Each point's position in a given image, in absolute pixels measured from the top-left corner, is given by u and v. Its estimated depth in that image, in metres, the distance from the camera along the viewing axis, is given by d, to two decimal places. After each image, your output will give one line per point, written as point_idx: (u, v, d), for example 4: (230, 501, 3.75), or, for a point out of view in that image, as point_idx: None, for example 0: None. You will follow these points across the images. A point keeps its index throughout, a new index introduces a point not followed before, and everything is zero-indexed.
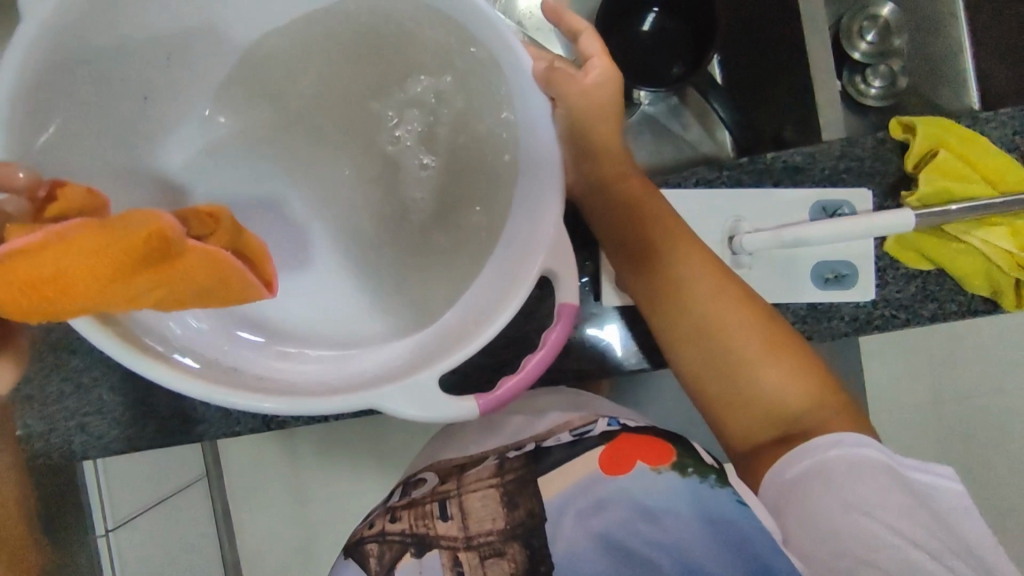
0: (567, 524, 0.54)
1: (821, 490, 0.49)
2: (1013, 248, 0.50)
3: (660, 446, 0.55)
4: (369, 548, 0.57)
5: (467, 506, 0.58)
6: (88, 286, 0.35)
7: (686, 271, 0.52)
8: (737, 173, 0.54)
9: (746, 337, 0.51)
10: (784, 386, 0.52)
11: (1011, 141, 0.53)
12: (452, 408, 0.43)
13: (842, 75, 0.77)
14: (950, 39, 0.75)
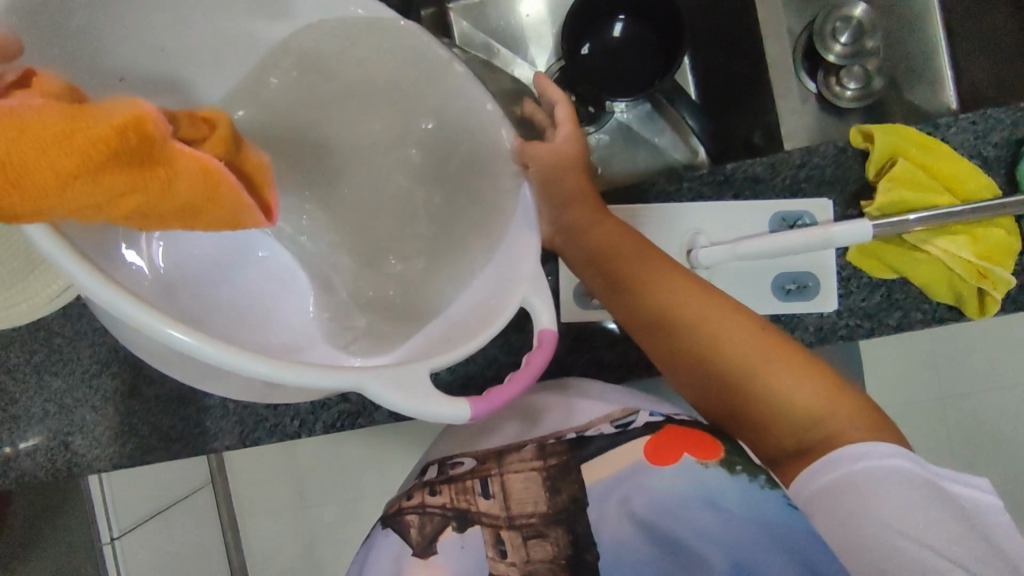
0: (610, 512, 0.50)
1: (852, 498, 0.49)
2: (974, 257, 0.50)
3: (709, 441, 0.50)
4: (407, 520, 0.52)
5: (509, 487, 0.53)
6: (47, 175, 0.32)
7: (672, 297, 0.51)
8: (697, 185, 0.54)
9: (749, 356, 0.50)
10: (792, 392, 0.51)
11: (973, 148, 0.52)
12: (439, 411, 0.38)
13: (818, 77, 0.77)
14: (925, 39, 0.75)
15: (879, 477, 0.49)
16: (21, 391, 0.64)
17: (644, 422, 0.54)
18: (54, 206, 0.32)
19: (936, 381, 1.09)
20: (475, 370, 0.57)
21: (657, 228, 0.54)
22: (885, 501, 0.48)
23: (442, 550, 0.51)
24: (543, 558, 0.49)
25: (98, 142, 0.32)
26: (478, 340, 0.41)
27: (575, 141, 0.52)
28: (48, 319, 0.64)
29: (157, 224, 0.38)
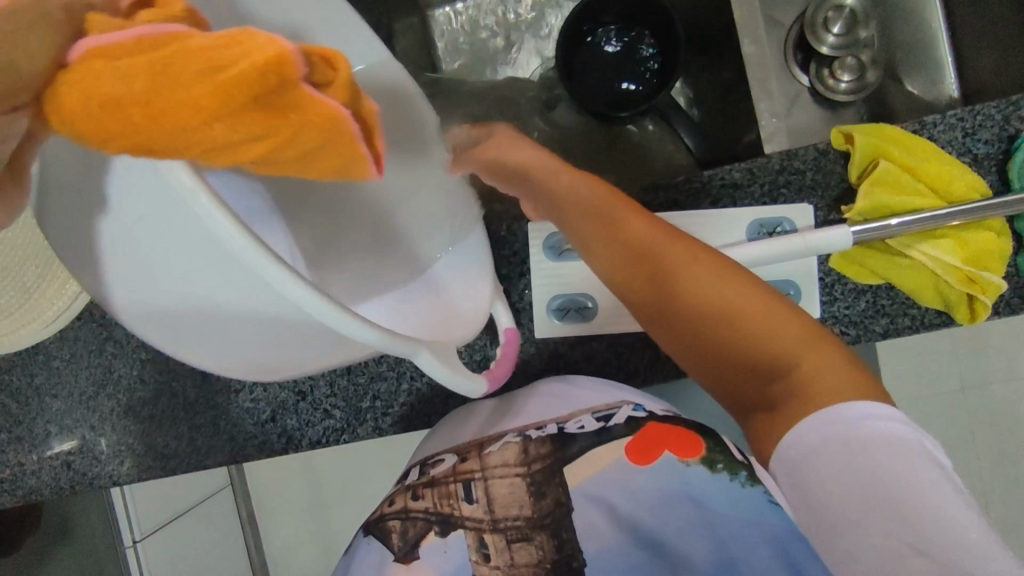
0: (596, 515, 0.47)
1: (828, 470, 0.42)
2: (960, 262, 0.48)
3: (687, 436, 0.49)
4: (391, 525, 0.50)
5: (493, 491, 0.49)
6: (181, 118, 0.25)
7: (636, 229, 0.45)
8: (673, 194, 0.52)
9: (758, 315, 0.44)
10: (787, 342, 0.43)
11: (960, 145, 0.50)
12: (471, 382, 0.39)
13: (811, 69, 0.74)
14: (921, 26, 0.72)
15: (864, 441, 0.41)
16: (23, 414, 0.66)
17: (626, 417, 0.50)
18: (189, 150, 0.27)
19: (957, 374, 1.05)
20: None
21: None
22: (881, 476, 0.40)
23: (425, 556, 0.47)
24: (528, 562, 0.46)
25: (229, 86, 0.25)
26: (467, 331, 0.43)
27: (500, 136, 0.54)
28: (45, 344, 0.66)
29: (283, 172, 0.30)
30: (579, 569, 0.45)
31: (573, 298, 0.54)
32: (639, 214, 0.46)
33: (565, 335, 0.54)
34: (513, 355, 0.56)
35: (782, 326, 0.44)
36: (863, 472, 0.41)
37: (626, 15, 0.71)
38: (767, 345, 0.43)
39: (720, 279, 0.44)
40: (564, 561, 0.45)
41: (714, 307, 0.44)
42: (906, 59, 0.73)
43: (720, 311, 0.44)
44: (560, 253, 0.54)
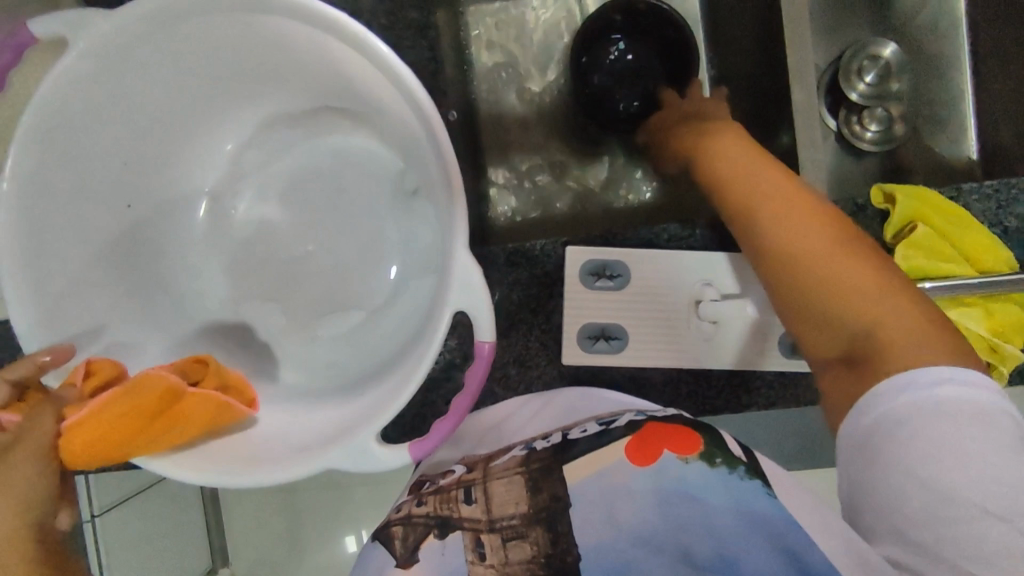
0: (598, 514, 0.41)
1: (888, 450, 0.39)
2: (985, 331, 0.49)
3: (686, 431, 0.42)
4: (393, 531, 0.45)
5: (492, 490, 0.44)
6: (138, 436, 0.41)
7: (754, 176, 0.50)
8: (712, 238, 0.54)
9: (878, 300, 0.42)
10: (861, 305, 0.42)
11: (994, 216, 0.51)
12: (382, 459, 0.45)
13: (840, 116, 0.74)
14: (948, 86, 0.74)
15: (922, 420, 0.38)
16: None
17: (627, 421, 0.45)
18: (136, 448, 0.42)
19: None
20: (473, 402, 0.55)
21: (666, 274, 0.53)
22: (945, 457, 0.37)
23: (425, 558, 0.42)
24: (523, 560, 0.40)
25: (152, 403, 0.42)
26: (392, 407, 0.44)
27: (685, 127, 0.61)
28: None
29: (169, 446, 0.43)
30: (573, 564, 0.38)
31: (604, 327, 0.54)
32: (773, 170, 0.50)
33: (590, 362, 0.54)
34: (533, 376, 0.55)
35: (864, 288, 0.43)
36: (943, 454, 0.37)
37: (636, 26, 0.69)
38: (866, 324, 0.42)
39: (807, 231, 0.46)
40: (558, 557, 0.39)
41: (831, 282, 0.43)
42: (932, 116, 0.74)
43: (836, 290, 0.43)
44: (595, 281, 0.53)
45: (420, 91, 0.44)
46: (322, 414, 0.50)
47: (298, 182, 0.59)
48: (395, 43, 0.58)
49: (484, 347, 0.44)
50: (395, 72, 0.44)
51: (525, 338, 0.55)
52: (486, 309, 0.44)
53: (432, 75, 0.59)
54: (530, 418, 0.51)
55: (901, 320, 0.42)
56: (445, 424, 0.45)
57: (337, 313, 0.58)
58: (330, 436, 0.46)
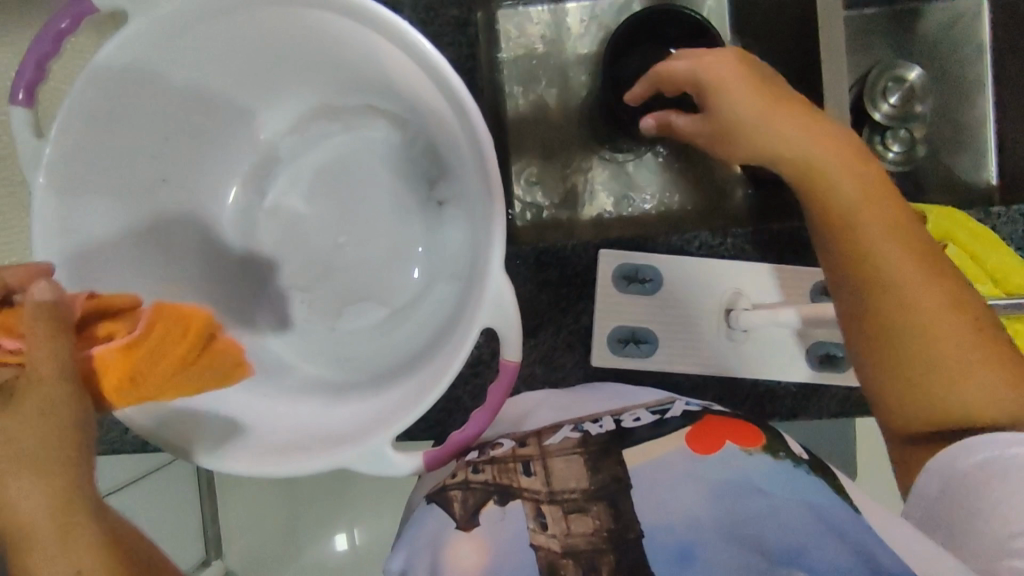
0: (657, 492, 0.41)
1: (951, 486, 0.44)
2: None
3: (746, 427, 0.45)
4: (450, 494, 0.45)
5: (551, 467, 0.45)
6: (156, 372, 0.36)
7: (848, 198, 0.47)
8: (743, 245, 0.54)
9: (962, 357, 0.45)
10: (963, 376, 0.44)
11: (1020, 240, 0.52)
12: (394, 465, 0.44)
13: (863, 135, 0.75)
14: (972, 112, 0.75)
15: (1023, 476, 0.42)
16: None
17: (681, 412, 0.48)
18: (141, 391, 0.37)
19: None
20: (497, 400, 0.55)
21: (696, 281, 0.54)
22: None
23: (482, 525, 0.42)
24: (585, 532, 0.40)
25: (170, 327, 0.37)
26: (409, 413, 0.44)
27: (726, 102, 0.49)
28: None
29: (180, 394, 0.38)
30: (636, 541, 0.38)
31: (634, 331, 0.54)
32: (860, 188, 0.47)
33: (617, 365, 0.54)
34: (559, 376, 0.55)
35: (966, 356, 0.45)
36: None
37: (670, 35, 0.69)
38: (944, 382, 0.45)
39: (906, 276, 0.46)
40: (620, 532, 0.39)
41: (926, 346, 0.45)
42: (953, 140, 0.76)
43: (926, 352, 0.45)
44: (628, 284, 0.54)
45: (460, 87, 0.44)
46: (341, 409, 0.49)
47: (330, 173, 0.59)
48: (434, 39, 0.58)
49: (509, 366, 0.43)
50: (436, 68, 0.44)
51: (553, 339, 0.55)
52: (514, 322, 0.43)
53: (468, 72, 0.59)
54: (569, 402, 0.52)
55: (989, 379, 0.44)
56: (462, 437, 0.44)
57: (361, 304, 0.58)
58: (346, 434, 0.46)
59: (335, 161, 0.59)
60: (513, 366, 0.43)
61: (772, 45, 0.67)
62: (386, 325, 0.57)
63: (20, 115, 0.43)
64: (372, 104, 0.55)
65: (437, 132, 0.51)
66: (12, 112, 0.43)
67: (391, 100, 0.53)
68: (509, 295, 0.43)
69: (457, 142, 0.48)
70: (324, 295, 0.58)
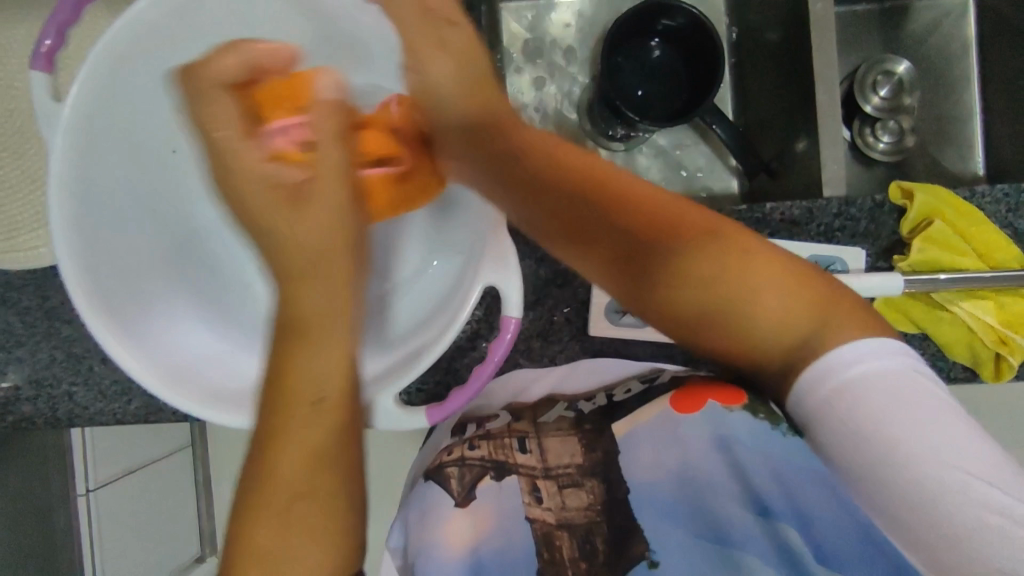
0: (642, 463, 0.50)
1: (849, 429, 0.36)
2: (996, 323, 0.51)
3: (732, 387, 0.50)
4: (448, 471, 0.53)
5: (547, 443, 0.52)
6: (414, 197, 0.55)
7: (566, 171, 0.44)
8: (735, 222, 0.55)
9: (797, 317, 0.38)
10: (773, 305, 0.38)
11: (1004, 217, 0.54)
12: (398, 421, 0.45)
13: (854, 126, 0.77)
14: (959, 105, 0.77)
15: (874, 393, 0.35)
16: (29, 334, 0.59)
17: (671, 378, 0.53)
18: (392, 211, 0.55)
19: None
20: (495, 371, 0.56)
21: None
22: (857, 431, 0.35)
23: (481, 497, 0.51)
24: (579, 505, 0.49)
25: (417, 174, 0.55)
26: (409, 372, 0.45)
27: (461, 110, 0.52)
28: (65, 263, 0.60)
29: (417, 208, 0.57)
30: (625, 500, 0.49)
31: None
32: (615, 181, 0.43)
33: (613, 337, 0.55)
34: (556, 350, 0.56)
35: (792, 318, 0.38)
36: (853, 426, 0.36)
37: (666, 30, 0.72)
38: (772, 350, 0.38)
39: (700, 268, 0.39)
40: (610, 499, 0.49)
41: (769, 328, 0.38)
42: (940, 132, 0.78)
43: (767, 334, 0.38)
44: None
45: None
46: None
47: None
48: None
49: (510, 323, 0.45)
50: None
51: (552, 312, 0.56)
52: (516, 282, 0.45)
53: None
54: (558, 378, 0.56)
55: (777, 317, 0.38)
56: (462, 395, 0.45)
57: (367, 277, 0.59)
58: None
59: None
60: (513, 321, 0.45)
61: (766, 36, 0.69)
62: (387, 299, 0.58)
63: (40, 80, 0.44)
64: (378, 84, 0.57)
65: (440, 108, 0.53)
66: (31, 78, 0.44)
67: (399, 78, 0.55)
68: (510, 253, 0.45)
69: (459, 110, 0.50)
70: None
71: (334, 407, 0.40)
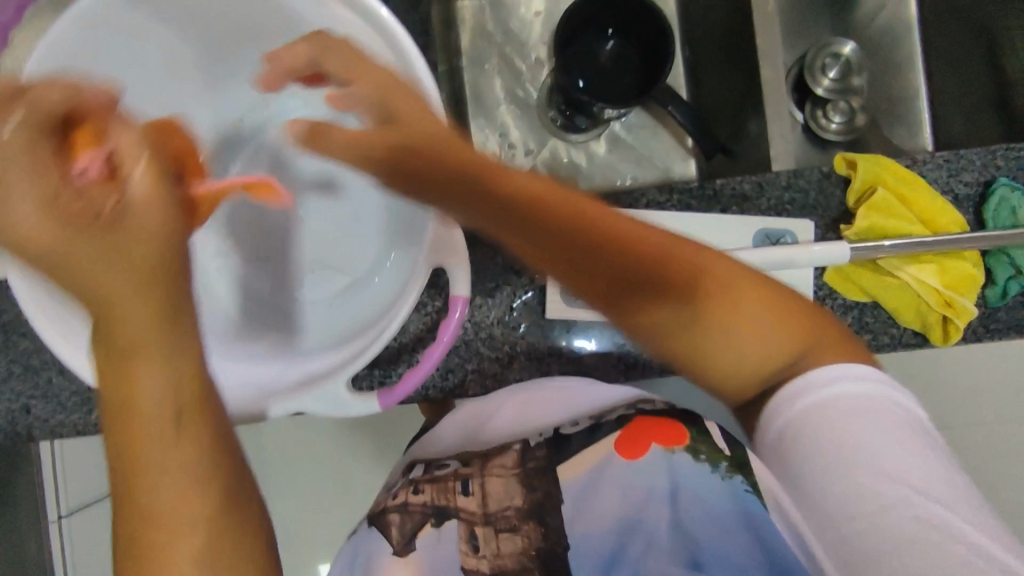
0: (593, 504, 0.43)
1: (828, 443, 0.42)
2: (941, 286, 0.53)
3: (673, 424, 0.45)
4: (388, 518, 0.46)
5: (487, 487, 0.46)
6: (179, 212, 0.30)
7: (599, 223, 0.40)
8: (687, 198, 0.56)
9: (779, 341, 0.44)
10: (758, 343, 0.44)
11: (946, 183, 0.55)
12: (353, 406, 0.45)
13: (806, 109, 0.79)
14: (908, 83, 0.79)
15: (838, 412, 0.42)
16: None
17: (615, 416, 0.48)
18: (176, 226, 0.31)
19: None
20: (456, 360, 0.56)
21: (646, 235, 0.55)
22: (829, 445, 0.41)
23: (420, 548, 0.43)
24: (516, 552, 0.42)
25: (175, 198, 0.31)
26: (362, 355, 0.46)
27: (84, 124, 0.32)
28: None
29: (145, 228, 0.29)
30: (563, 554, 0.42)
31: None
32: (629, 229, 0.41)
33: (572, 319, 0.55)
34: (517, 336, 0.56)
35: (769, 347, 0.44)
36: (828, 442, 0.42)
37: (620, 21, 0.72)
38: (751, 366, 0.44)
39: (709, 296, 0.43)
40: (550, 548, 0.42)
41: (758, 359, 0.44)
42: (890, 110, 0.79)
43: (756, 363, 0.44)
44: None
45: (406, 43, 0.46)
46: (305, 363, 0.49)
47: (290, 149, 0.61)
48: None
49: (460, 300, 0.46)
50: (385, 27, 0.46)
51: (510, 299, 0.56)
52: (465, 263, 0.47)
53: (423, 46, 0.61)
54: (510, 417, 0.53)
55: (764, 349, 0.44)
56: (417, 375, 0.45)
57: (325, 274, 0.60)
58: (302, 383, 0.47)
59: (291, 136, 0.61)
60: (462, 301, 0.46)
61: (714, 20, 0.70)
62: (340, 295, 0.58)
63: None
64: None
65: None
66: None
67: None
68: (457, 234, 0.47)
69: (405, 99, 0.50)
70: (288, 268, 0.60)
71: (188, 434, 0.29)
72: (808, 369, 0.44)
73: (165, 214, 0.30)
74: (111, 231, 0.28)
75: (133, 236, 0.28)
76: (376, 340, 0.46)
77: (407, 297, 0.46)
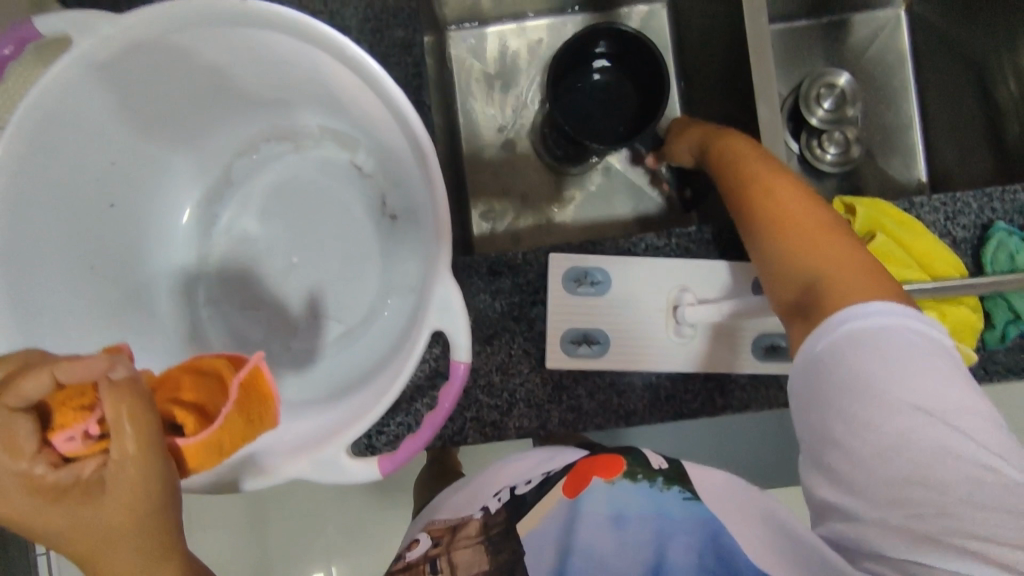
0: (545, 555, 0.44)
1: (867, 364, 0.39)
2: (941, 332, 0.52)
3: (610, 460, 0.48)
4: None
5: (457, 559, 0.47)
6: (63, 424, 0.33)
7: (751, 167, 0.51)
8: (686, 242, 0.57)
9: (851, 280, 0.43)
10: (823, 266, 0.44)
11: (943, 226, 0.55)
12: (350, 474, 0.44)
13: (801, 139, 0.79)
14: (900, 114, 0.80)
15: (882, 341, 0.40)
16: None
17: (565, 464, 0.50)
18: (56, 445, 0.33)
19: None
20: (455, 409, 0.55)
21: (644, 282, 0.56)
22: (868, 368, 0.39)
23: None
24: None
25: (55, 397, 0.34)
26: (354, 428, 0.44)
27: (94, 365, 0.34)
28: None
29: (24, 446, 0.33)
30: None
31: (586, 332, 0.55)
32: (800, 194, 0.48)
33: (572, 367, 0.54)
34: (516, 383, 0.55)
35: (828, 263, 0.44)
36: (866, 362, 0.39)
37: (609, 48, 0.71)
38: (813, 283, 0.44)
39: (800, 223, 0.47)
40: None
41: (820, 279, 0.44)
42: (885, 141, 0.80)
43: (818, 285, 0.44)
44: (577, 287, 0.55)
45: (400, 96, 0.45)
46: (301, 424, 0.48)
47: (282, 194, 0.60)
48: (382, 60, 0.59)
49: (460, 368, 0.44)
50: (375, 78, 0.45)
51: (509, 345, 0.55)
52: (465, 327, 0.44)
53: (416, 90, 0.59)
54: (470, 487, 0.55)
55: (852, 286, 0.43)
56: (416, 441, 0.44)
57: (320, 322, 0.58)
58: (295, 445, 0.46)
59: (285, 178, 0.60)
60: (463, 367, 0.44)
61: (709, 55, 0.70)
62: (339, 343, 0.57)
63: None
64: (325, 124, 0.57)
65: (386, 149, 0.53)
66: None
67: (341, 118, 0.55)
68: (459, 298, 0.45)
69: (402, 149, 0.50)
70: (282, 314, 0.58)
71: None
72: (842, 303, 0.42)
73: (137, 476, 0.33)
74: (88, 505, 0.33)
75: (105, 505, 0.33)
76: (372, 409, 0.44)
77: (405, 363, 0.44)
